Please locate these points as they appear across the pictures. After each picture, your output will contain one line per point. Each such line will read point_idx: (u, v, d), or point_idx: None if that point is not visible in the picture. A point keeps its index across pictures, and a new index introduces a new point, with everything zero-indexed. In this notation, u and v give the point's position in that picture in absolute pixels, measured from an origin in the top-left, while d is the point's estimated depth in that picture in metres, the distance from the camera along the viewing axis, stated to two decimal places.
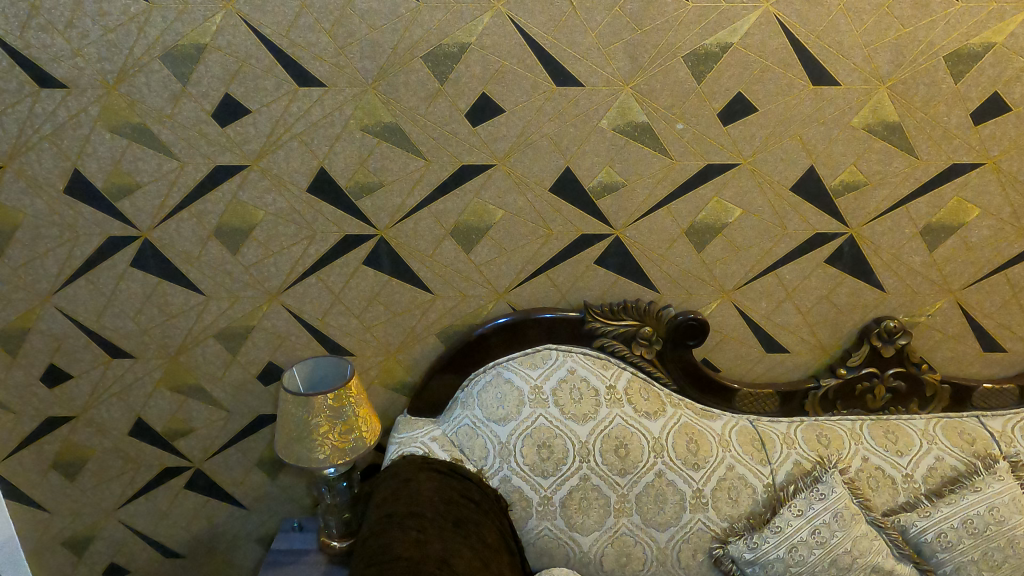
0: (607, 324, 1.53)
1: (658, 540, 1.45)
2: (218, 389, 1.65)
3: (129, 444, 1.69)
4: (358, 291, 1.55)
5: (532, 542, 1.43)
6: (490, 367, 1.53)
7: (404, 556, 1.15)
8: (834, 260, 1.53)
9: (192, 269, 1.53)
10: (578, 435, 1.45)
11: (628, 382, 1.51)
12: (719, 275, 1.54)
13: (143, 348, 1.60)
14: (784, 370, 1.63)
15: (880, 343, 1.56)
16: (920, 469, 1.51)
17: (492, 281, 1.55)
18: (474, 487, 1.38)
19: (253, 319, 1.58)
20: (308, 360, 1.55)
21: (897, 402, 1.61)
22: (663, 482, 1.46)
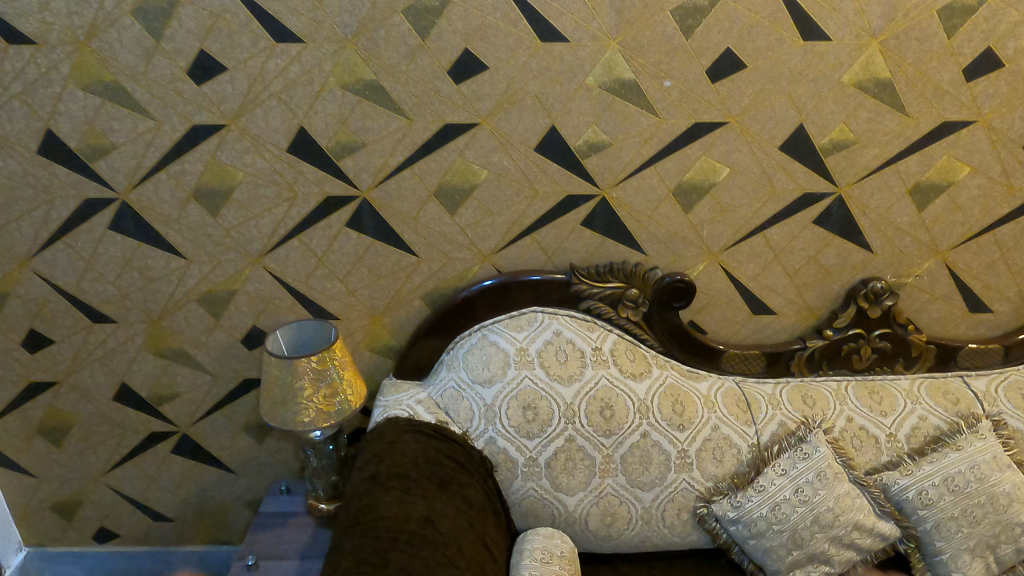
0: (593, 287, 1.52)
1: (643, 499, 1.47)
2: (202, 353, 1.64)
3: (114, 408, 1.69)
4: (342, 254, 1.53)
5: (518, 503, 1.44)
6: (476, 330, 1.52)
7: (387, 516, 1.15)
8: (823, 221, 1.51)
9: (172, 232, 1.50)
10: (563, 397, 1.44)
11: (614, 344, 1.51)
12: (707, 236, 1.53)
13: (125, 312, 1.58)
14: (771, 332, 1.63)
15: (867, 305, 1.56)
16: (903, 429, 1.54)
17: (477, 243, 1.52)
18: (459, 448, 1.38)
19: (235, 282, 1.56)
20: (292, 324, 1.54)
21: (883, 362, 1.62)
22: (648, 443, 1.47)
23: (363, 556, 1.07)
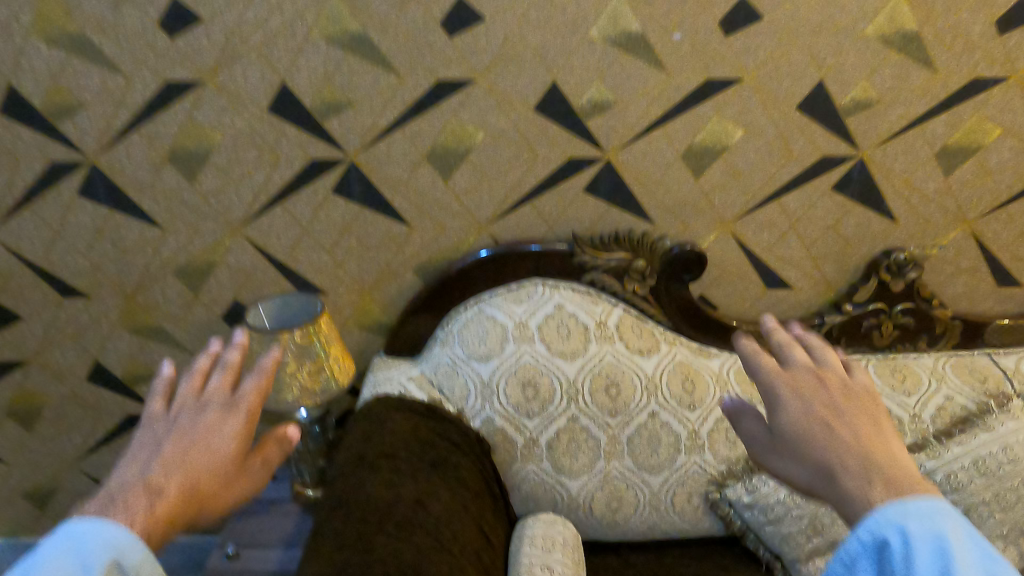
0: (597, 258, 1.42)
1: (651, 484, 1.37)
2: (181, 331, 1.55)
3: (88, 389, 1.60)
4: (329, 223, 1.43)
5: (518, 487, 1.35)
6: (472, 304, 1.42)
7: (374, 498, 1.05)
8: (843, 187, 1.41)
9: (146, 199, 1.40)
10: (565, 374, 1.35)
11: (620, 319, 1.42)
12: (719, 203, 1.42)
13: (98, 287, 1.49)
14: (786, 307, 1.54)
15: (889, 278, 1.46)
16: (929, 409, 1.44)
17: (472, 211, 1.42)
18: (454, 428, 1.28)
19: (214, 254, 1.46)
20: (274, 298, 1.43)
21: (904, 339, 1.53)
22: (656, 423, 1.37)
23: (347, 539, 0.97)
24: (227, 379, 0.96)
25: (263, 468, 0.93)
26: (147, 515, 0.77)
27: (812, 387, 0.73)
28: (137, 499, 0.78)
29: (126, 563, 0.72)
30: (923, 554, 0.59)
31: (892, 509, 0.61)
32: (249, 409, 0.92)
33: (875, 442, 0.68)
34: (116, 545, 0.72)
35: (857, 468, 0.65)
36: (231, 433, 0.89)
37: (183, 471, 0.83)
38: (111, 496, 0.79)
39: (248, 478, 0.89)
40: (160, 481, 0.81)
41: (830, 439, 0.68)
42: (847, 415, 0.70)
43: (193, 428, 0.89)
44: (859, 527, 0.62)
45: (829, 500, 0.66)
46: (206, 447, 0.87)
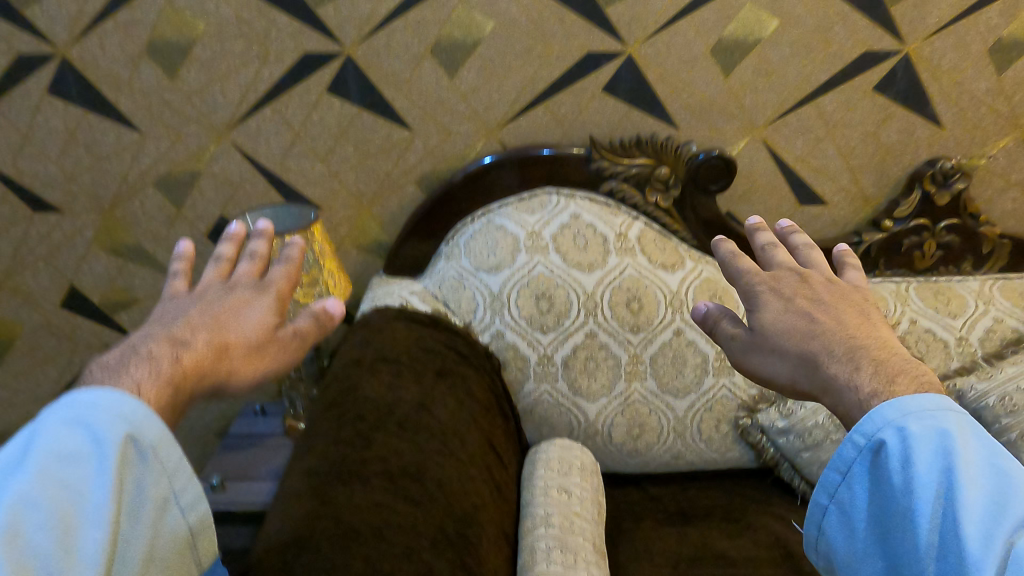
0: (617, 164, 1.29)
1: (676, 409, 1.26)
2: (164, 250, 1.43)
3: (63, 317, 1.49)
4: (323, 127, 1.31)
5: (532, 409, 1.24)
6: (480, 215, 1.30)
7: (373, 397, 0.93)
8: (887, 87, 1.28)
9: (122, 99, 1.27)
10: (582, 286, 1.23)
11: (641, 232, 1.29)
12: (750, 106, 1.30)
13: (72, 200, 1.36)
14: (819, 226, 1.42)
15: (934, 189, 1.34)
16: (976, 331, 1.33)
17: (480, 113, 1.30)
18: (461, 339, 1.17)
19: (199, 162, 1.34)
20: (263, 209, 1.31)
21: (948, 261, 1.41)
22: (682, 342, 1.25)
23: (341, 436, 0.85)
24: (257, 266, 0.79)
25: (297, 338, 0.75)
26: (158, 376, 0.62)
27: (796, 287, 0.74)
28: (154, 354, 0.64)
29: (140, 439, 0.56)
30: (924, 452, 0.61)
31: (888, 409, 0.63)
32: (280, 292, 0.77)
33: (860, 330, 0.70)
34: (127, 414, 0.56)
35: (842, 352, 0.67)
36: (264, 310, 0.73)
37: (208, 334, 0.67)
38: (127, 355, 0.65)
39: (282, 349, 0.72)
40: (181, 339, 0.66)
41: (814, 330, 0.70)
42: (829, 307, 0.72)
43: (218, 300, 0.73)
44: (853, 431, 0.65)
45: (816, 393, 0.68)
46: (233, 321, 0.71)
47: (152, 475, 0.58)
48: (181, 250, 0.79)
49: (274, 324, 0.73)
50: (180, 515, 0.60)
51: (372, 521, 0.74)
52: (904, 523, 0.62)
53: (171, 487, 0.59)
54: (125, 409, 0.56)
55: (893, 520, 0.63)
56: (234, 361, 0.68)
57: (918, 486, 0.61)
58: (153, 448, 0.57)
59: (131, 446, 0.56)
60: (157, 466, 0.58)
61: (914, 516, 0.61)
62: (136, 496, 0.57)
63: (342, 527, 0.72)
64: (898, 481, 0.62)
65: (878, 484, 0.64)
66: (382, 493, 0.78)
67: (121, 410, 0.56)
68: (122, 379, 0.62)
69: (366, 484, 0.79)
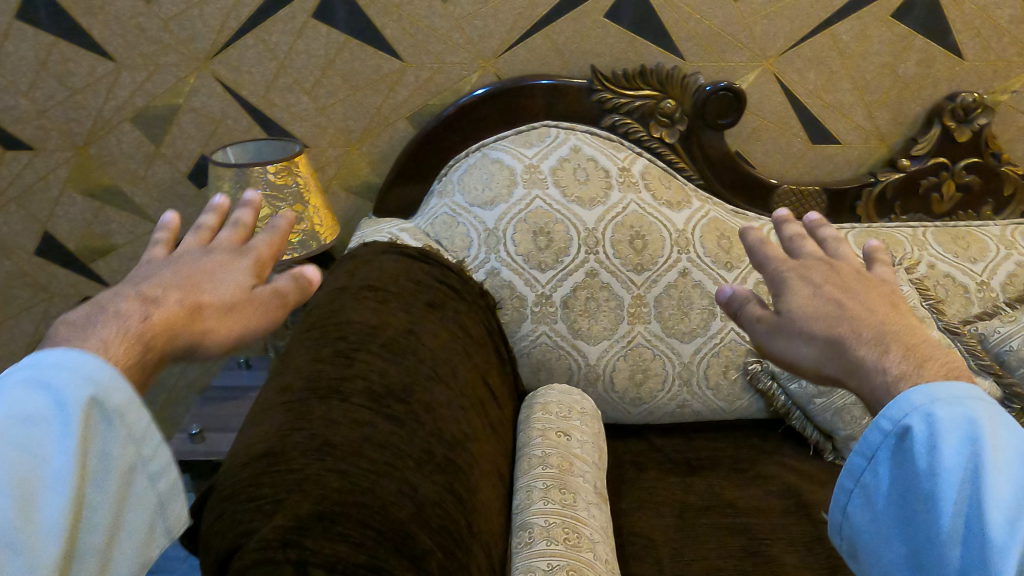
0: (620, 97, 1.23)
1: (682, 354, 1.18)
2: (141, 193, 1.35)
3: (36, 266, 1.40)
4: (310, 57, 1.24)
5: (528, 353, 1.17)
6: (476, 150, 1.23)
7: (356, 320, 0.86)
8: (904, 15, 1.22)
9: (96, 25, 1.20)
10: (583, 222, 1.15)
11: (646, 167, 1.22)
12: (761, 35, 1.23)
13: (43, 136, 1.28)
14: (832, 168, 1.35)
15: (954, 125, 1.27)
16: (998, 277, 1.24)
17: (476, 43, 1.23)
18: (453, 275, 1.09)
19: (178, 95, 1.26)
20: (246, 142, 1.25)
21: (967, 204, 1.34)
22: (688, 283, 1.18)
23: (321, 355, 0.79)
24: (240, 233, 0.62)
25: (278, 299, 0.59)
26: (123, 339, 0.50)
27: (825, 272, 0.62)
28: (121, 312, 0.51)
29: (105, 402, 0.48)
30: (950, 438, 0.53)
31: (918, 394, 0.54)
32: (262, 256, 0.61)
33: (895, 317, 0.59)
34: (94, 375, 0.48)
35: (872, 336, 0.57)
36: (246, 272, 0.58)
37: (181, 292, 0.54)
38: (90, 315, 0.51)
39: (265, 315, 0.57)
40: (150, 297, 0.52)
41: (844, 313, 0.58)
42: (860, 296, 0.60)
43: (193, 260, 0.57)
44: (880, 415, 0.56)
45: (840, 378, 0.57)
46: (209, 280, 0.56)
47: (120, 439, 0.50)
48: (164, 218, 0.61)
49: (254, 285, 0.58)
50: (150, 484, 0.53)
51: (351, 437, 0.67)
52: (927, 510, 0.54)
53: (140, 454, 0.52)
54: (92, 369, 0.48)
55: (913, 506, 0.55)
56: (210, 322, 0.54)
57: (945, 472, 0.53)
58: (121, 412, 0.49)
59: (95, 409, 0.48)
60: (126, 429, 0.50)
61: (938, 503, 0.53)
62: (102, 463, 0.49)
63: (318, 440, 0.66)
64: (922, 466, 0.54)
65: (902, 470, 0.55)
66: (363, 411, 0.71)
67: (86, 370, 0.48)
68: (87, 341, 0.50)
69: (346, 400, 0.72)
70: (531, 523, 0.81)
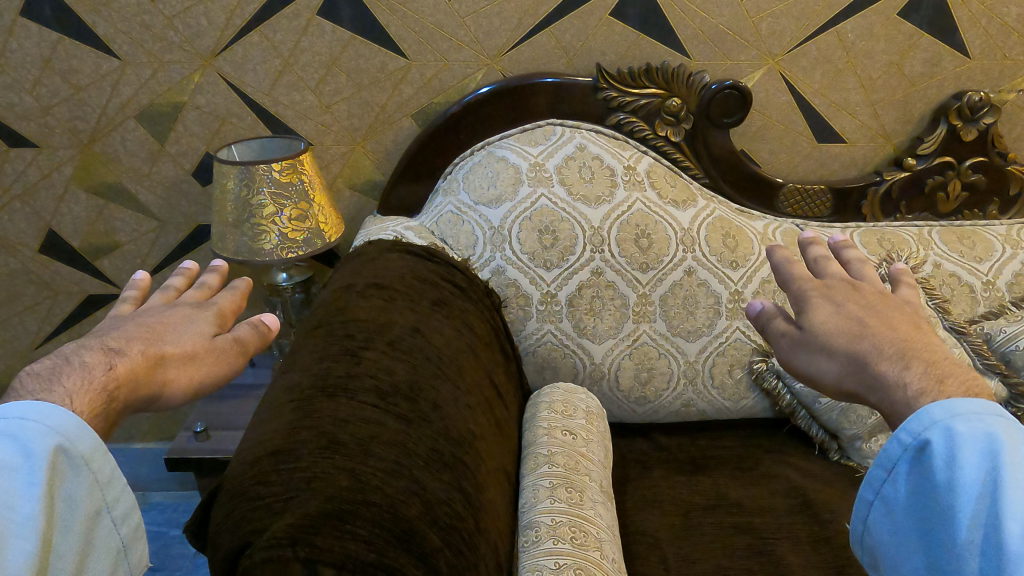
0: (625, 95, 1.22)
1: (687, 352, 1.18)
2: (145, 191, 1.35)
3: (40, 265, 1.40)
4: (314, 55, 1.23)
5: (533, 351, 1.17)
6: (480, 149, 1.23)
7: (364, 318, 0.86)
8: (910, 13, 1.21)
9: (100, 22, 1.20)
10: (588, 220, 1.15)
11: (651, 166, 1.22)
12: (767, 34, 1.23)
13: (47, 134, 1.28)
14: (837, 167, 1.35)
15: (961, 124, 1.27)
16: (1004, 276, 1.24)
17: (481, 41, 1.23)
18: (459, 272, 1.09)
19: (183, 93, 1.26)
20: (251, 140, 1.25)
21: (972, 204, 1.34)
22: (693, 282, 1.17)
23: (327, 353, 0.78)
24: (204, 293, 0.69)
25: (239, 346, 0.65)
26: (88, 390, 0.54)
27: (847, 291, 0.64)
28: (84, 364, 0.55)
29: (70, 451, 0.53)
30: (970, 451, 0.53)
31: (936, 409, 0.55)
32: (223, 309, 0.67)
33: (916, 335, 0.60)
34: (59, 426, 0.53)
35: (893, 351, 0.58)
36: (206, 323, 0.64)
37: (143, 343, 0.59)
38: (57, 366, 0.56)
39: (223, 361, 0.63)
40: (114, 349, 0.57)
41: (865, 330, 0.60)
42: (883, 315, 0.61)
43: (156, 314, 0.63)
44: (899, 428, 0.57)
45: (862, 393, 0.59)
46: (170, 331, 0.62)
47: (85, 484, 0.55)
48: (135, 277, 0.67)
49: (214, 335, 0.64)
50: (112, 525, 0.58)
51: (359, 435, 0.67)
52: (946, 523, 0.53)
53: (104, 498, 0.57)
54: (57, 420, 0.53)
55: (934, 519, 0.54)
56: (171, 371, 0.59)
57: (962, 484, 0.53)
58: (85, 459, 0.54)
59: (62, 457, 0.53)
60: (89, 475, 0.55)
61: (955, 515, 0.52)
62: (68, 508, 0.54)
63: (325, 438, 0.65)
64: (940, 479, 0.54)
65: (921, 483, 0.55)
66: (371, 409, 0.71)
67: (52, 421, 0.53)
68: (55, 392, 0.55)
69: (355, 399, 0.71)
70: (538, 521, 0.81)
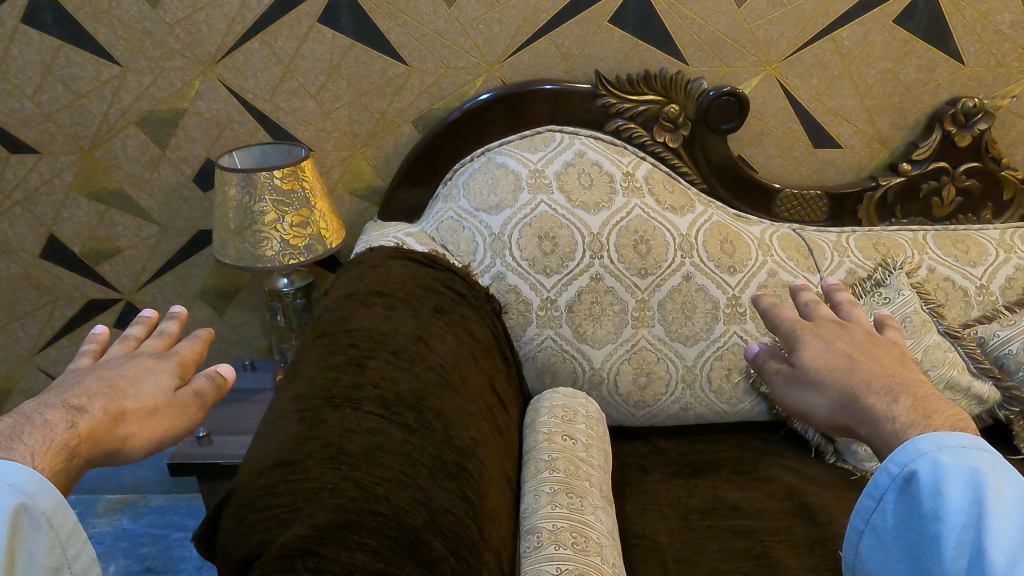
0: (624, 102, 1.24)
1: (685, 357, 1.19)
2: (146, 197, 1.35)
3: (41, 269, 1.40)
4: (314, 61, 1.24)
5: (533, 356, 1.17)
6: (480, 155, 1.24)
7: (367, 327, 0.87)
8: (905, 21, 1.23)
9: (101, 29, 1.20)
10: (588, 226, 1.16)
11: (650, 172, 1.23)
12: (764, 41, 1.24)
13: (48, 140, 1.28)
14: (833, 172, 1.36)
15: (955, 130, 1.28)
16: (997, 281, 1.25)
17: (480, 48, 1.24)
18: (460, 279, 1.10)
19: (183, 100, 1.27)
20: (251, 146, 1.25)
21: (967, 208, 1.35)
22: (691, 287, 1.19)
23: (332, 362, 0.79)
24: (165, 341, 0.68)
25: (200, 400, 0.64)
26: (47, 449, 0.52)
27: (836, 330, 0.65)
28: (46, 422, 0.53)
29: (32, 508, 0.51)
30: (954, 484, 0.54)
31: (923, 441, 0.56)
32: (185, 358, 0.66)
33: (903, 371, 0.61)
34: (21, 483, 0.50)
35: (881, 385, 0.59)
36: (168, 375, 0.63)
37: (106, 399, 0.57)
38: (13, 425, 0.53)
39: (184, 414, 0.62)
40: (76, 406, 0.56)
41: (855, 365, 0.61)
42: (870, 350, 0.63)
43: (116, 366, 0.62)
44: (887, 459, 0.58)
45: (850, 424, 0.60)
46: (132, 385, 0.60)
47: (45, 541, 0.52)
48: (94, 330, 0.66)
49: (176, 388, 0.63)
50: None
51: (365, 445, 0.68)
52: (931, 551, 0.55)
53: (64, 553, 0.54)
54: (18, 477, 0.50)
55: (921, 547, 0.56)
56: (132, 427, 0.58)
57: (947, 515, 0.54)
58: (47, 515, 0.52)
59: (23, 515, 0.50)
60: (50, 531, 0.53)
61: (940, 544, 0.55)
62: (28, 566, 0.51)
63: (332, 449, 0.66)
64: (927, 509, 0.56)
65: (910, 513, 0.57)
66: (376, 419, 0.72)
67: (12, 478, 0.50)
68: (14, 450, 0.52)
69: (359, 409, 0.72)
70: (540, 527, 0.82)
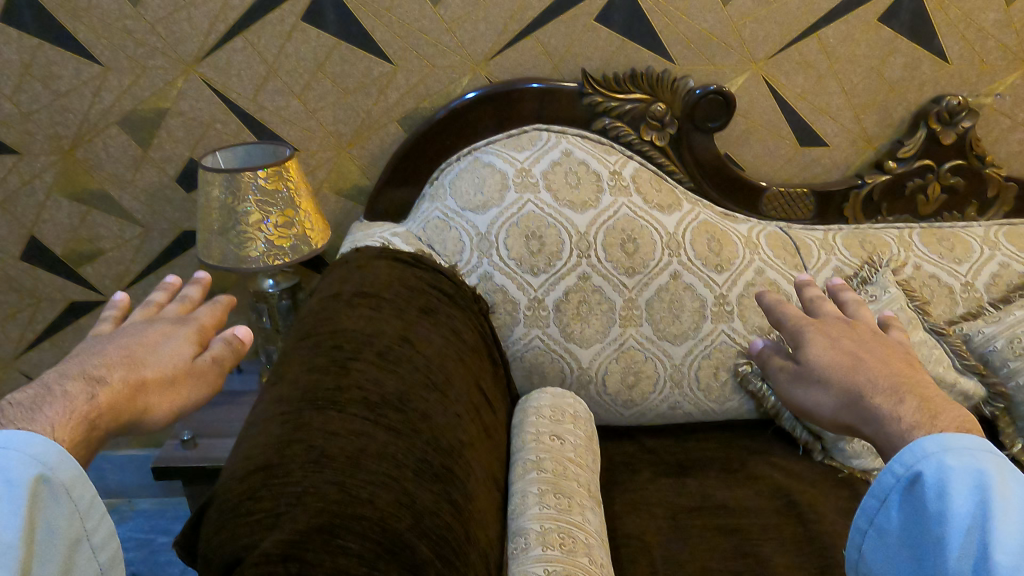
0: (610, 100, 1.23)
1: (673, 356, 1.19)
2: (127, 197, 1.33)
3: (22, 272, 1.38)
4: (299, 60, 1.23)
5: (521, 356, 1.16)
6: (466, 154, 1.23)
7: (352, 328, 0.86)
8: (889, 19, 1.23)
9: (81, 27, 1.19)
10: (575, 225, 1.16)
11: (637, 171, 1.22)
12: (749, 38, 1.24)
13: (28, 140, 1.27)
14: (818, 171, 1.37)
15: (940, 128, 1.29)
16: (982, 277, 1.27)
17: (466, 46, 1.23)
18: (447, 280, 1.09)
19: (165, 100, 1.25)
20: (235, 146, 1.24)
21: (951, 206, 1.36)
22: (679, 286, 1.19)
23: (316, 364, 0.78)
24: (184, 307, 0.68)
25: (217, 367, 0.64)
26: (71, 419, 0.52)
27: (844, 329, 0.66)
28: (66, 393, 0.53)
29: (51, 479, 0.50)
30: (960, 485, 0.53)
31: (929, 442, 0.56)
32: (203, 324, 0.66)
33: (910, 371, 0.62)
34: (40, 453, 0.50)
35: (888, 385, 0.60)
36: (186, 342, 0.62)
37: (125, 369, 0.56)
38: (35, 396, 0.53)
39: (202, 381, 0.61)
40: (96, 376, 0.55)
41: (860, 364, 0.62)
42: (877, 349, 0.64)
43: (136, 332, 0.61)
44: (893, 459, 0.58)
45: (856, 424, 0.61)
46: (150, 352, 0.60)
47: (64, 512, 0.51)
48: (115, 297, 0.66)
49: (194, 355, 0.62)
50: (91, 555, 0.54)
51: (349, 448, 0.67)
52: (935, 553, 0.54)
53: (83, 526, 0.53)
54: (38, 448, 0.50)
55: (926, 550, 0.55)
56: (151, 398, 0.57)
57: (953, 516, 0.53)
58: (65, 486, 0.51)
59: (41, 485, 0.49)
60: (69, 503, 0.51)
61: (944, 546, 0.53)
62: (48, 536, 0.50)
63: (316, 452, 0.66)
64: (932, 511, 0.55)
65: (913, 514, 0.56)
66: (360, 421, 0.71)
67: (33, 448, 0.49)
68: (35, 421, 0.51)
69: (343, 411, 0.72)
70: (528, 528, 0.81)
